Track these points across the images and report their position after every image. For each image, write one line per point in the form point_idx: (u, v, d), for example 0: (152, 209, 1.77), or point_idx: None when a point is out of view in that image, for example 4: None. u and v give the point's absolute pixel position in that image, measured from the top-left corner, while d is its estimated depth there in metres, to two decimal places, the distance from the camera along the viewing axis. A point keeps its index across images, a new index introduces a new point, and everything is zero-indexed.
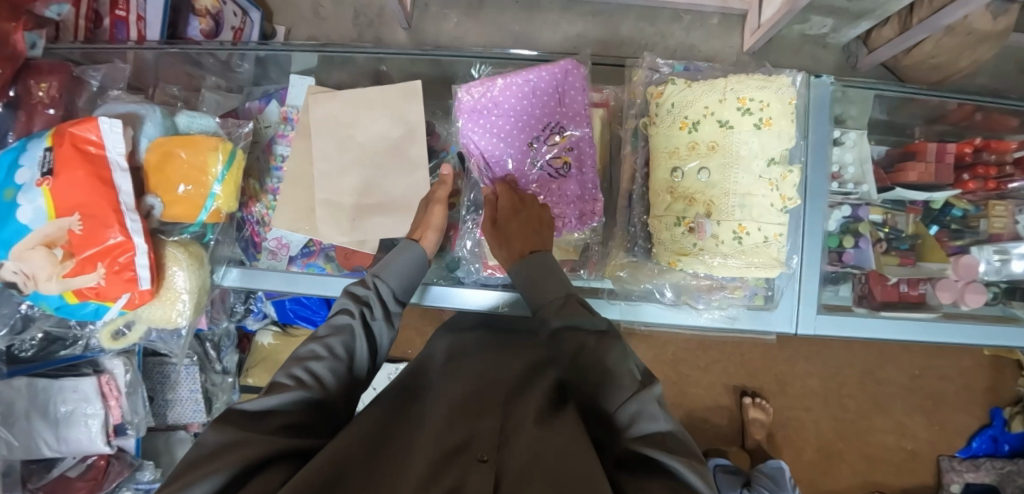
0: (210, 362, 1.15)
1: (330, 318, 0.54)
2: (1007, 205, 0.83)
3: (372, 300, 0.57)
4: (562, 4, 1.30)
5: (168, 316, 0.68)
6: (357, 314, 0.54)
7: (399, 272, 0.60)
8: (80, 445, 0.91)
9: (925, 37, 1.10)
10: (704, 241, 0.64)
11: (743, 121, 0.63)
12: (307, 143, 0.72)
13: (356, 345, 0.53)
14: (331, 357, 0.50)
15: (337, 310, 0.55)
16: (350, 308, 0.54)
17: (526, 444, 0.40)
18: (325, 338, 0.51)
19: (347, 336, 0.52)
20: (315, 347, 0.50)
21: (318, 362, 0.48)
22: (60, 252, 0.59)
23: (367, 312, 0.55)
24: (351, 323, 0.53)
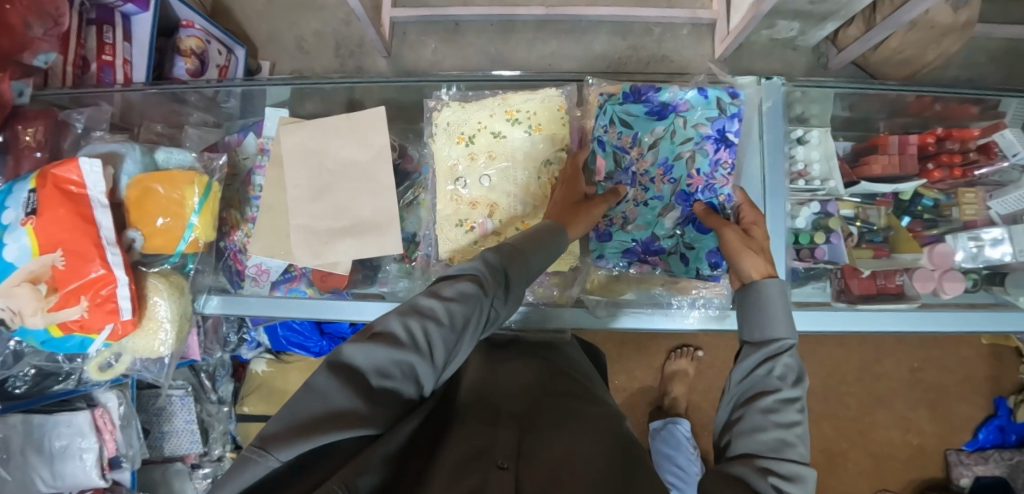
0: (205, 393, 1.17)
1: (458, 281, 0.48)
2: (976, 192, 0.84)
3: (500, 282, 0.50)
4: (535, 24, 1.34)
5: (150, 345, 0.69)
6: (487, 294, 0.48)
7: (534, 247, 0.55)
8: (76, 479, 0.92)
9: (889, 33, 1.13)
10: (485, 238, 0.69)
11: (514, 131, 0.69)
12: (281, 173, 0.71)
13: (473, 321, 0.47)
14: (448, 325, 0.45)
15: (467, 273, 0.49)
16: (481, 280, 0.49)
17: (541, 454, 0.43)
18: (450, 301, 0.46)
19: (470, 308, 0.46)
20: (438, 306, 0.45)
21: (433, 326, 0.44)
22: (45, 287, 0.62)
23: (494, 292, 0.49)
24: (478, 298, 0.47)
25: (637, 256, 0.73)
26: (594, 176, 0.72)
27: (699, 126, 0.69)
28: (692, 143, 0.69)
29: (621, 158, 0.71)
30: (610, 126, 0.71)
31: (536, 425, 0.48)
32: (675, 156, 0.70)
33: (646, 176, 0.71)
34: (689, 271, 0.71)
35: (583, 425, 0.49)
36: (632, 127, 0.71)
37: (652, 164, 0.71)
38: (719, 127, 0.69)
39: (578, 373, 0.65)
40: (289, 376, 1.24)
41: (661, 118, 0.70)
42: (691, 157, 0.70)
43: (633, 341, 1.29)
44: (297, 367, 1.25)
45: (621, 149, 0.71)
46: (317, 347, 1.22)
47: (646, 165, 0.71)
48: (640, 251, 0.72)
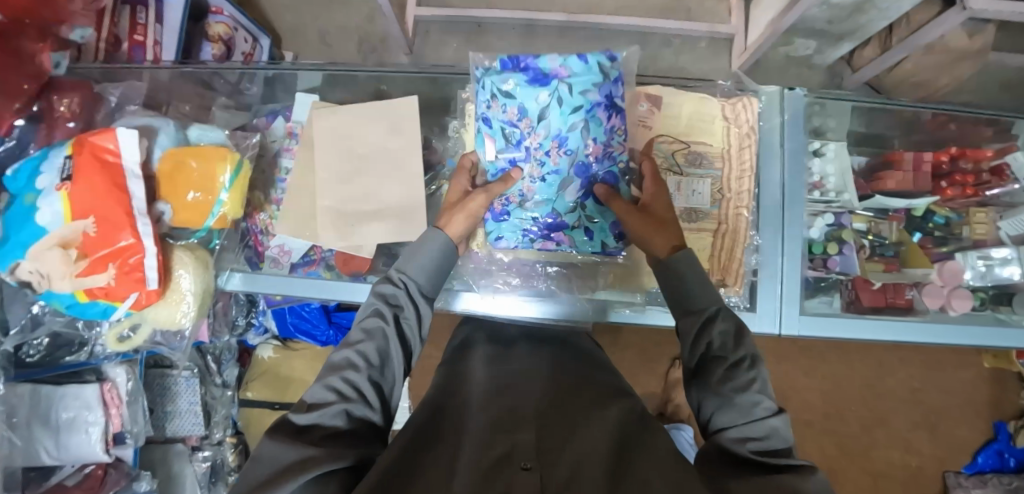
0: (210, 376, 1.17)
1: (363, 323, 0.54)
2: (987, 212, 0.86)
3: (405, 303, 0.56)
4: (556, 30, 1.36)
5: (172, 317, 0.70)
6: (391, 320, 0.54)
7: (424, 265, 0.58)
8: (81, 452, 0.91)
9: (905, 56, 1.15)
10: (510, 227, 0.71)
11: None
12: (310, 155, 0.71)
13: (391, 349, 0.53)
14: (367, 366, 0.51)
15: (369, 313, 0.55)
16: (383, 313, 0.54)
17: (563, 450, 0.43)
18: (357, 346, 0.52)
19: (379, 342, 0.53)
20: (349, 355, 0.51)
21: (356, 373, 0.50)
22: (74, 253, 0.62)
23: (401, 315, 0.55)
24: (384, 328, 0.53)
25: (540, 232, 0.70)
26: (484, 154, 0.68)
27: (724, 129, 0.71)
28: (584, 111, 0.66)
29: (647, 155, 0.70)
30: (641, 125, 0.70)
31: (554, 424, 0.48)
32: (702, 157, 0.70)
33: (540, 148, 0.66)
34: (594, 244, 0.70)
35: (600, 420, 0.50)
36: (516, 98, 0.66)
37: (682, 164, 0.70)
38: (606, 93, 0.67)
39: (596, 375, 0.64)
40: (295, 364, 1.25)
41: (544, 85, 0.66)
42: (718, 162, 0.71)
43: (638, 346, 1.30)
44: (303, 356, 1.26)
45: (509, 124, 0.66)
46: (324, 336, 1.23)
47: (538, 138, 0.66)
48: (540, 228, 0.69)
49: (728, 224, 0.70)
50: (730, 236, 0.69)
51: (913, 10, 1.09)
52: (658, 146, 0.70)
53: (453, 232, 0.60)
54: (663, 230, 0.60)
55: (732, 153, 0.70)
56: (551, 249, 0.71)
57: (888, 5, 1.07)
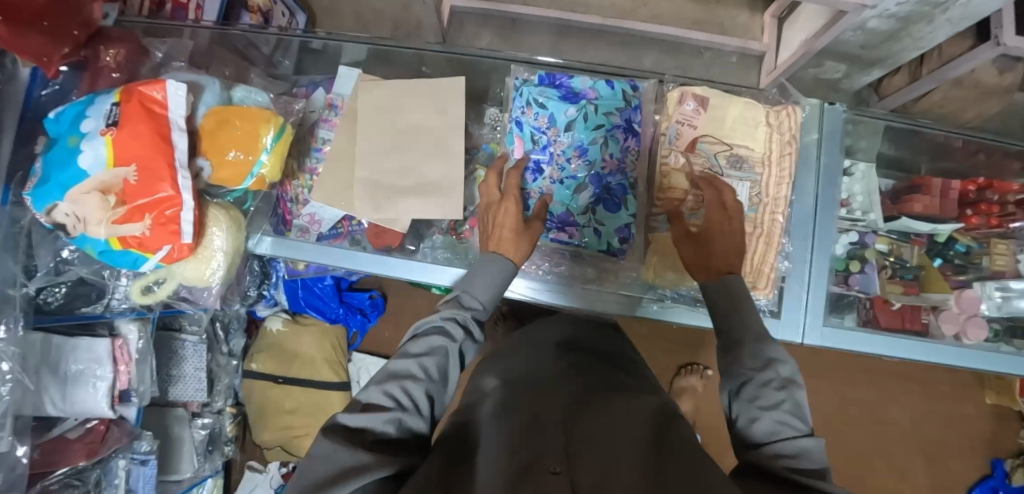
0: (218, 343, 1.17)
1: (428, 336, 0.54)
2: (1009, 244, 0.87)
3: (469, 324, 0.57)
4: (590, 32, 1.38)
5: (201, 274, 0.70)
6: (457, 340, 0.55)
7: (485, 286, 0.58)
8: (85, 407, 0.89)
9: (934, 87, 1.17)
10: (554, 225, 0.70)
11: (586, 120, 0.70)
12: (353, 126, 0.72)
13: (448, 366, 0.55)
14: (425, 379, 0.52)
15: (435, 328, 0.55)
16: (450, 331, 0.55)
17: (592, 453, 0.40)
18: (421, 359, 0.53)
19: (441, 358, 0.54)
20: (412, 365, 0.53)
21: (414, 384, 0.51)
22: (113, 199, 0.63)
23: (466, 337, 0.56)
24: (447, 345, 0.54)
25: (555, 224, 0.68)
26: (512, 154, 0.69)
27: (767, 134, 0.70)
28: (603, 129, 0.68)
29: (691, 154, 0.69)
30: (686, 124, 0.69)
31: (580, 424, 0.47)
32: (744, 160, 0.69)
33: (562, 155, 0.68)
34: (602, 243, 0.68)
35: (631, 406, 0.50)
36: (547, 109, 0.68)
37: (724, 165, 0.69)
38: (626, 117, 0.69)
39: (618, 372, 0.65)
40: (302, 339, 1.24)
41: (574, 102, 0.68)
42: (759, 167, 0.69)
43: (644, 352, 1.30)
44: (311, 332, 1.25)
45: (538, 130, 0.68)
46: (334, 314, 1.24)
47: (561, 146, 0.68)
48: (555, 222, 0.69)
49: (764, 228, 0.69)
50: (766, 239, 0.68)
51: (946, 42, 1.11)
52: (702, 146, 0.69)
53: (509, 252, 0.59)
54: (712, 257, 0.59)
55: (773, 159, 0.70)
56: (562, 242, 0.69)
57: (924, 35, 1.08)
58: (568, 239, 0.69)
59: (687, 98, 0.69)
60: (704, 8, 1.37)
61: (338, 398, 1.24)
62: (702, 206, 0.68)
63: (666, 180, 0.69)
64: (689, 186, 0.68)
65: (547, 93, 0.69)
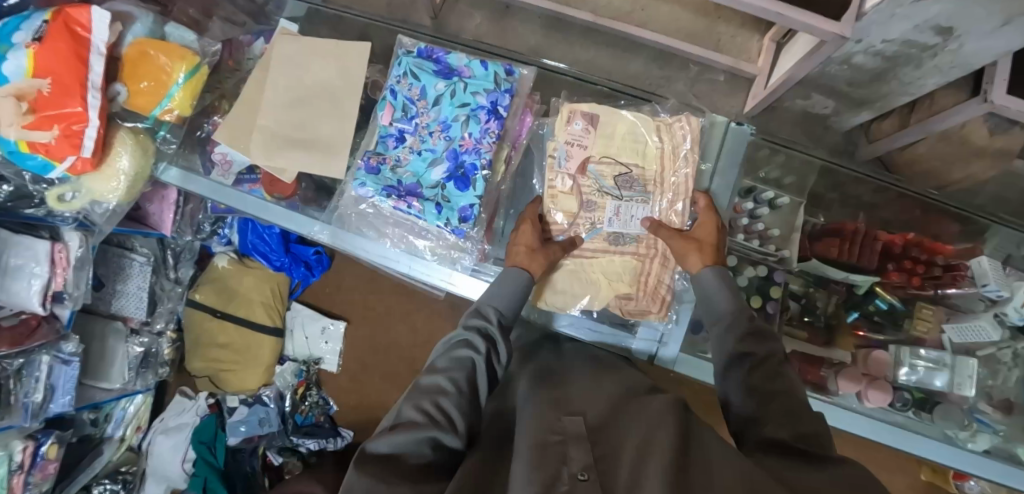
0: (165, 269, 1.24)
1: (454, 351, 0.57)
2: (935, 310, 0.81)
3: (494, 340, 0.60)
4: (580, 30, 1.36)
5: (104, 188, 0.76)
6: (481, 351, 0.57)
7: (506, 299, 0.63)
8: (20, 300, 0.96)
9: (920, 139, 1.10)
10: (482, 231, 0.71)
11: None
12: (264, 76, 0.75)
13: (478, 379, 0.56)
14: (456, 393, 0.52)
15: (462, 342, 0.58)
16: (475, 343, 0.58)
17: (620, 456, 0.41)
18: (449, 372, 0.54)
19: (468, 369, 0.55)
20: (441, 381, 0.53)
21: (446, 398, 0.51)
22: (26, 106, 0.67)
23: (491, 351, 0.58)
24: (474, 357, 0.56)
25: (398, 192, 0.65)
26: (379, 119, 0.67)
27: (657, 150, 0.68)
28: (468, 108, 0.65)
29: (580, 176, 0.68)
30: (576, 144, 0.67)
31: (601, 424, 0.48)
32: (636, 180, 0.68)
33: (426, 128, 0.66)
34: (439, 218, 0.65)
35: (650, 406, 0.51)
36: (420, 81, 0.67)
37: (618, 187, 0.68)
38: (493, 99, 0.66)
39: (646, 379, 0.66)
40: (243, 280, 1.30)
41: (446, 77, 0.67)
42: (651, 187, 0.68)
43: None
44: (253, 274, 1.30)
45: (409, 100, 0.66)
46: (279, 262, 1.28)
47: (427, 119, 0.66)
48: (401, 190, 0.65)
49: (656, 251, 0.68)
50: (660, 261, 0.67)
51: (939, 92, 1.03)
52: (591, 168, 0.68)
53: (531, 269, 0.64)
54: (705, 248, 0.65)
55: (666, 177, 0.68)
56: (404, 212, 0.67)
57: (912, 80, 1.01)
58: (407, 208, 0.65)
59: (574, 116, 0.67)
60: (703, 21, 1.33)
61: (270, 344, 1.32)
62: (592, 229, 0.68)
63: (554, 203, 0.68)
64: (577, 210, 0.68)
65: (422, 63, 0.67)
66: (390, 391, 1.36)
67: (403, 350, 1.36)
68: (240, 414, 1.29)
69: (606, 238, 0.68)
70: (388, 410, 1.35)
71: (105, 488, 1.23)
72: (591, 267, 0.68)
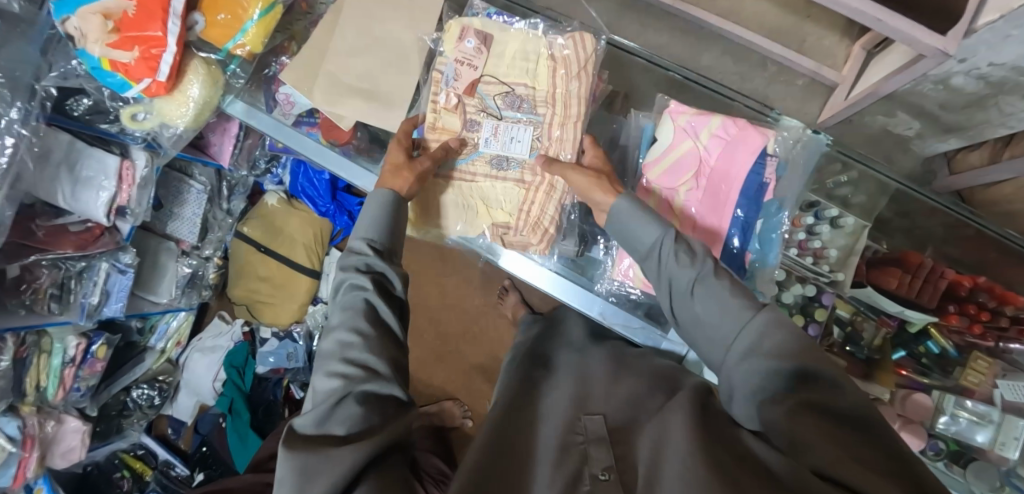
0: (219, 199, 1.30)
1: (345, 300, 0.56)
2: (993, 363, 0.76)
3: (380, 270, 0.58)
4: (657, 12, 1.29)
5: (174, 113, 0.79)
6: (370, 286, 0.56)
7: (377, 220, 0.59)
8: (86, 207, 1.01)
9: (1010, 177, 1.00)
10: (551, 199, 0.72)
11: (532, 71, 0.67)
12: (335, 19, 0.75)
13: (379, 312, 0.56)
14: (364, 339, 0.53)
15: (349, 287, 0.57)
16: (360, 284, 0.56)
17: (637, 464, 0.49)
18: (343, 327, 0.54)
19: (366, 309, 0.55)
20: (342, 338, 0.54)
21: (354, 350, 0.52)
22: (111, 25, 0.71)
23: (382, 278, 0.57)
24: (364, 296, 0.55)
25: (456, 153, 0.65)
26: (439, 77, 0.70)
27: (548, 69, 0.68)
28: None
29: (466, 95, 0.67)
30: (466, 64, 0.67)
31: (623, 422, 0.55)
32: (522, 99, 0.67)
33: None
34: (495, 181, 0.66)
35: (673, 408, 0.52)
36: None
37: (500, 107, 0.67)
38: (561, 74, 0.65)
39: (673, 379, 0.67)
40: (290, 220, 1.35)
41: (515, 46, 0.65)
42: (542, 106, 0.67)
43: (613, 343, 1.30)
44: (299, 216, 1.35)
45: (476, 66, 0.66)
46: (324, 208, 1.32)
47: None
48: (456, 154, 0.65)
49: (542, 177, 0.67)
50: (545, 189, 0.66)
51: None
52: (480, 88, 0.67)
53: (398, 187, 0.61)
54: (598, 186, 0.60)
55: (754, 158, 0.64)
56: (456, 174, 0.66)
57: (1015, 112, 0.92)
58: None
59: (677, 115, 0.66)
60: (789, 18, 1.24)
61: (306, 284, 1.37)
62: (473, 150, 0.67)
63: (438, 119, 0.67)
64: (462, 129, 0.67)
65: (502, 28, 0.68)
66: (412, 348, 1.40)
67: (430, 312, 1.39)
68: (271, 346, 1.38)
69: (490, 160, 0.67)
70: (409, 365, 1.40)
71: (143, 392, 1.35)
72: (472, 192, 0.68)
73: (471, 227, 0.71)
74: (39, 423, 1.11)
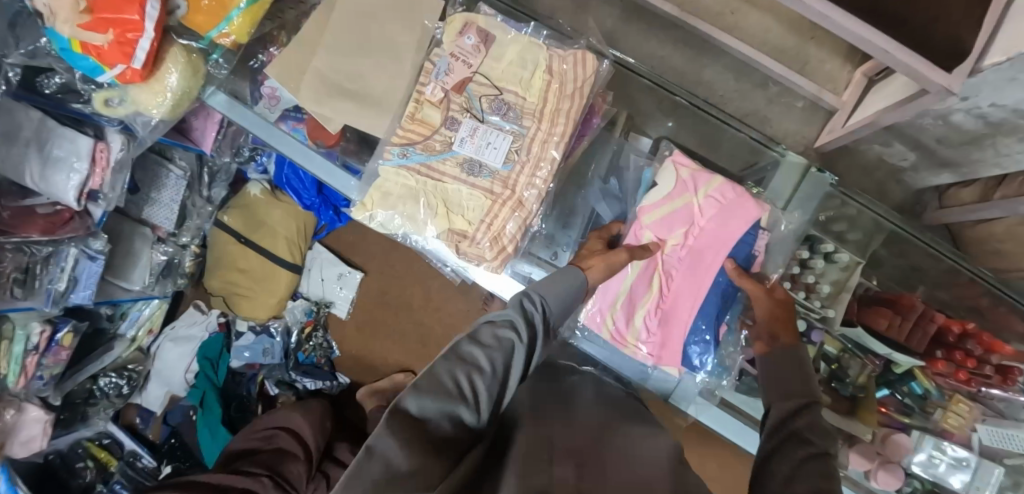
0: (199, 186, 1.25)
1: (497, 327, 0.49)
2: (971, 407, 0.76)
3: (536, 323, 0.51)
4: (661, 23, 1.26)
5: (150, 103, 0.75)
6: (521, 337, 0.49)
7: (559, 295, 0.55)
8: (54, 190, 0.96)
9: (998, 217, 1.00)
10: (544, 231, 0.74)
11: (533, 85, 0.64)
12: (326, 14, 0.70)
13: (513, 359, 0.48)
14: (490, 372, 0.45)
15: (506, 322, 0.50)
16: (518, 327, 0.49)
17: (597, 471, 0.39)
18: (490, 350, 0.46)
19: (509, 354, 0.47)
20: (474, 353, 0.46)
21: (479, 374, 0.45)
22: (83, 5, 0.65)
23: (532, 328, 0.51)
24: (512, 339, 0.48)
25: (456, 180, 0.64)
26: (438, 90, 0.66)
27: (543, 83, 0.64)
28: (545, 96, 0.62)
29: (454, 92, 0.64)
30: (460, 59, 0.63)
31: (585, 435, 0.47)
32: (509, 107, 0.64)
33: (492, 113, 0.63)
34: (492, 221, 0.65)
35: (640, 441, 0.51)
36: None
37: (485, 110, 0.64)
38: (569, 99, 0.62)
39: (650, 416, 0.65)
40: (273, 212, 1.30)
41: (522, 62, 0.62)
42: (528, 119, 0.64)
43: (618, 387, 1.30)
44: (283, 208, 1.31)
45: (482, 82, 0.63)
46: (309, 201, 1.26)
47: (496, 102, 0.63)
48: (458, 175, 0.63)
49: (512, 192, 0.63)
50: (511, 205, 0.63)
51: None
52: (469, 87, 0.64)
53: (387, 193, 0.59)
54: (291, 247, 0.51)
55: (748, 227, 0.64)
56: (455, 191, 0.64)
57: (1011, 153, 0.91)
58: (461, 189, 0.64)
59: (680, 165, 0.66)
60: (794, 38, 1.22)
61: (286, 278, 1.33)
62: (447, 148, 0.63)
63: (419, 111, 0.64)
64: (441, 124, 0.64)
65: (504, 29, 0.64)
66: (394, 349, 1.38)
67: (413, 313, 1.37)
68: (247, 340, 1.35)
69: (462, 163, 0.64)
70: (389, 366, 1.38)
71: (111, 380, 1.31)
72: (434, 188, 0.64)
73: (420, 224, 0.66)
74: None
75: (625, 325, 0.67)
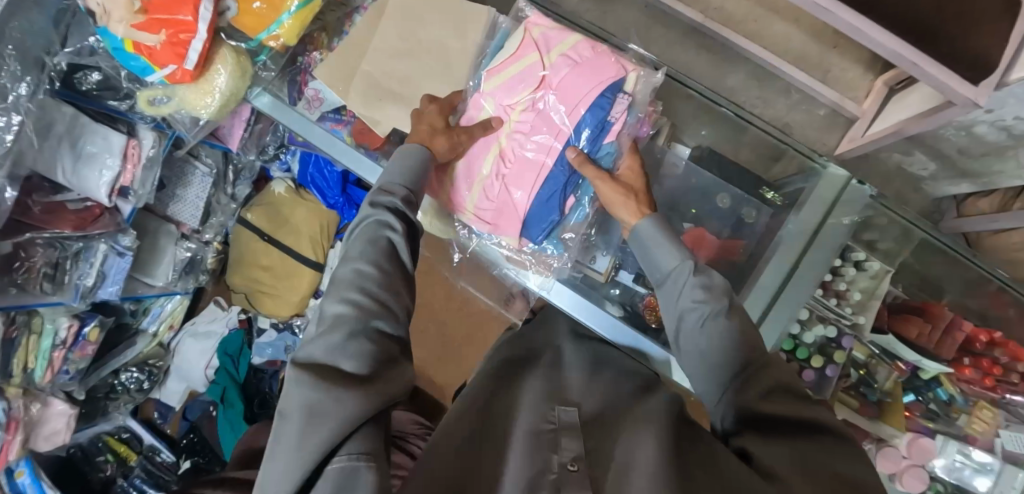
0: (225, 183, 1.25)
1: (370, 230, 0.52)
2: (996, 414, 0.78)
3: (399, 204, 0.54)
4: (685, 29, 1.28)
5: (196, 102, 0.75)
6: (398, 226, 0.52)
7: (402, 168, 0.57)
8: (86, 187, 0.96)
9: (1018, 227, 1.02)
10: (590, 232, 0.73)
11: None
12: (376, 20, 0.72)
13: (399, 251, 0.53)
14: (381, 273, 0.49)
15: (375, 223, 0.52)
16: (388, 221, 0.52)
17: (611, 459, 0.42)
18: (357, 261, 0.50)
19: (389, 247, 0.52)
20: (357, 266, 0.49)
21: (372, 283, 0.48)
22: (138, 5, 0.66)
23: (395, 201, 0.54)
24: (392, 236, 0.52)
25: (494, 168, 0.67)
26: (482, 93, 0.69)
27: None
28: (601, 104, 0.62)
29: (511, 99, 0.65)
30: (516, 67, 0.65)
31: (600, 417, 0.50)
32: None
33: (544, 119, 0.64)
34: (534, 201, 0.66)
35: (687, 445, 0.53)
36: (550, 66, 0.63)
37: None
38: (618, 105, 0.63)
39: None
40: (297, 210, 1.31)
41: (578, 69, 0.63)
42: None
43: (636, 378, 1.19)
44: (307, 206, 1.31)
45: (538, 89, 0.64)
46: (333, 200, 1.27)
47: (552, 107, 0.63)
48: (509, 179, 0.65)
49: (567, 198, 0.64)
50: None
51: None
52: None
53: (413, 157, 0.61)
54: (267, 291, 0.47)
55: (600, 89, 0.62)
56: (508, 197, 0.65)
57: None
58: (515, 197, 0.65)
59: (533, 26, 0.66)
60: (815, 46, 1.24)
61: (309, 275, 1.33)
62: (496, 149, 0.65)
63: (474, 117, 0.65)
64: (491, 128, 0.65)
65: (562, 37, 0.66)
66: (415, 348, 1.39)
67: (434, 312, 1.38)
68: (269, 337, 1.36)
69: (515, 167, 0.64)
70: (410, 365, 1.39)
71: (132, 375, 1.31)
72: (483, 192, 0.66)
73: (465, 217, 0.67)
74: (24, 404, 1.06)
75: (464, 193, 0.67)
